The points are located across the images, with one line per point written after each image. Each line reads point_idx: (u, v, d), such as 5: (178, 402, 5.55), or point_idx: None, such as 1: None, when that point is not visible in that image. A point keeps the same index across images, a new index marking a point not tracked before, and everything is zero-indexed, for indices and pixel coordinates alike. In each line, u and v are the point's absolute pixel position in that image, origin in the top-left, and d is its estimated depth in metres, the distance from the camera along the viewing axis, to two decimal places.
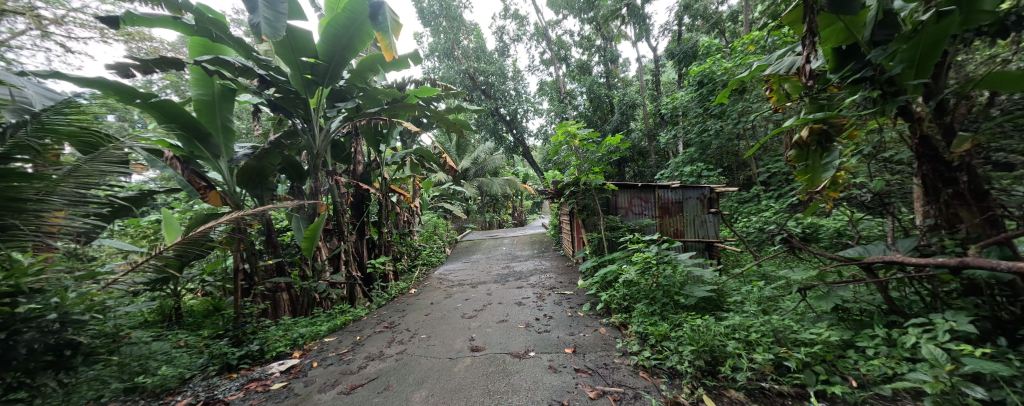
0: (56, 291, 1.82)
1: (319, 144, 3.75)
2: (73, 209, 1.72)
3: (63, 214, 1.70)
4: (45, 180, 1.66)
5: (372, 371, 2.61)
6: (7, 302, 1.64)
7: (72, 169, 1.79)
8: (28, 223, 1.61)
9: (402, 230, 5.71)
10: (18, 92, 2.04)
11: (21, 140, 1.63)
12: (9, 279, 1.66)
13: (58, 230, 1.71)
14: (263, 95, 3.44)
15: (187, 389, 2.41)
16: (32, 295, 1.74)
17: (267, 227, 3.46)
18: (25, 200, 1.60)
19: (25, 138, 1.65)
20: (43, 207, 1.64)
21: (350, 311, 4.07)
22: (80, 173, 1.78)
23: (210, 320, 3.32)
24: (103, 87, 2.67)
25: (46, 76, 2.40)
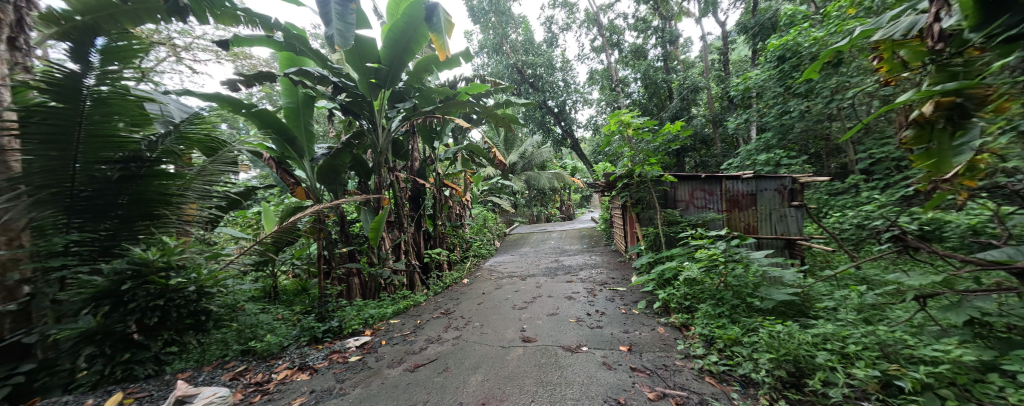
0: (194, 267, 2.33)
1: (382, 142, 4.07)
2: (200, 202, 2.37)
3: (194, 205, 2.36)
4: (183, 179, 2.30)
5: (432, 353, 2.80)
6: (163, 275, 2.17)
7: (200, 170, 2.38)
8: (174, 213, 2.33)
9: (455, 223, 6.00)
10: (163, 107, 2.53)
11: (167, 147, 2.24)
12: (164, 256, 2.21)
13: (192, 217, 2.41)
14: (337, 100, 3.87)
15: (286, 354, 2.81)
16: (179, 270, 2.27)
17: (340, 218, 3.85)
18: (171, 194, 2.27)
19: (170, 146, 2.25)
20: (181, 200, 2.30)
21: (410, 297, 4.42)
22: (205, 172, 2.39)
23: (299, 298, 3.86)
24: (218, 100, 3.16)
25: (179, 93, 2.93)
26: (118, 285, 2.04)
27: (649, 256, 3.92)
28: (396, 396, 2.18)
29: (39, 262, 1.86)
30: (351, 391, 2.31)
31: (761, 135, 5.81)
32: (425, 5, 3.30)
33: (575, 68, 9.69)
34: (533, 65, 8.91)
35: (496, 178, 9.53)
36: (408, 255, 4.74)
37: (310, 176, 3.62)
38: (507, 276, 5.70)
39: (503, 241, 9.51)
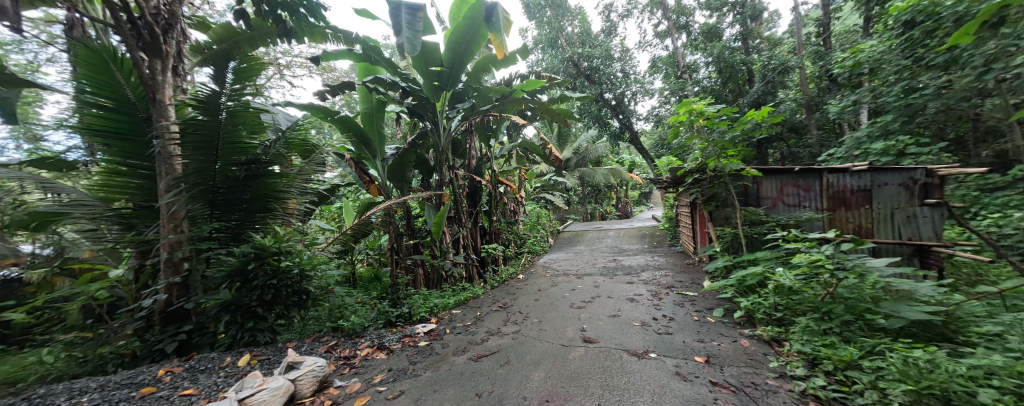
0: (296, 253, 2.84)
1: (443, 141, 4.34)
2: (298, 199, 2.92)
3: (294, 202, 2.93)
4: (287, 179, 2.86)
5: (494, 345, 2.89)
6: (274, 259, 2.72)
7: (301, 170, 2.92)
8: (281, 207, 2.93)
9: (510, 219, 6.16)
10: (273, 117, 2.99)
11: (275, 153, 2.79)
12: (275, 243, 2.76)
13: (293, 211, 2.99)
14: (405, 103, 4.21)
15: (366, 335, 3.17)
16: (287, 255, 2.81)
17: (408, 214, 4.20)
18: (279, 193, 2.87)
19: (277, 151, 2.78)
20: (286, 197, 2.88)
21: (470, 289, 4.69)
22: (303, 173, 2.90)
23: (373, 285, 4.36)
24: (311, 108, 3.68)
25: (283, 105, 3.42)
26: (245, 265, 2.66)
27: (723, 259, 3.53)
28: (463, 383, 2.29)
29: (194, 244, 2.54)
30: (422, 373, 2.49)
31: (873, 120, 4.84)
32: (485, 6, 3.37)
33: (635, 56, 9.11)
34: (589, 57, 8.50)
35: (549, 175, 9.49)
36: (467, 249, 4.97)
37: (381, 174, 3.98)
38: (563, 275, 5.63)
39: (556, 239, 9.42)
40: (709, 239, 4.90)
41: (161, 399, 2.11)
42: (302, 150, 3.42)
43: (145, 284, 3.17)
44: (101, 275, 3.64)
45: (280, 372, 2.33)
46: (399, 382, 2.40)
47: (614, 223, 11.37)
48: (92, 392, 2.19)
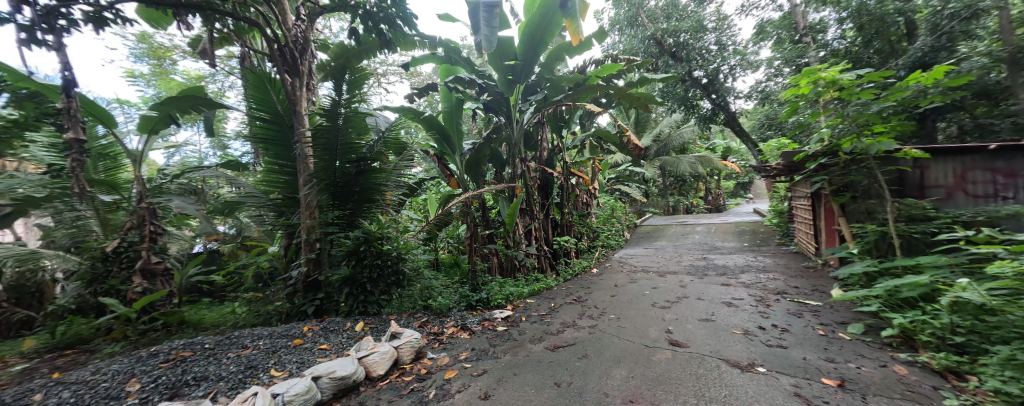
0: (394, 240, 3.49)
1: (516, 135, 4.98)
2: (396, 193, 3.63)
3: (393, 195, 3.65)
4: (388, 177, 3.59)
5: (570, 337, 2.90)
6: (379, 243, 3.41)
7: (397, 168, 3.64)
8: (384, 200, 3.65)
9: (582, 213, 6.45)
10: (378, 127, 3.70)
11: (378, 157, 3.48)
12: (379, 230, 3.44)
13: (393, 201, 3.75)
14: (481, 100, 4.98)
15: (451, 314, 3.75)
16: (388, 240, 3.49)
17: (483, 206, 4.91)
18: None
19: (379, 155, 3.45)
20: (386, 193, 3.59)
21: (542, 280, 5.05)
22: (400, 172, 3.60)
23: (457, 269, 5.16)
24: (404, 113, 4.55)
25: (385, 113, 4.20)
26: (359, 246, 3.41)
27: (862, 264, 2.85)
28: (542, 371, 2.35)
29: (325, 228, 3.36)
30: (502, 356, 2.68)
31: None
32: None
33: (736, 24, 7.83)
34: (675, 32, 7.63)
35: (626, 165, 9.00)
36: (540, 241, 5.42)
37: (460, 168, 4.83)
38: (641, 272, 5.31)
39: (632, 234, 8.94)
40: (838, 238, 4.02)
41: (307, 349, 2.80)
42: (396, 149, 4.36)
43: (290, 258, 4.01)
44: (262, 250, 4.75)
45: (386, 340, 2.78)
46: (481, 361, 2.63)
47: (702, 218, 10.26)
48: (265, 338, 3.00)
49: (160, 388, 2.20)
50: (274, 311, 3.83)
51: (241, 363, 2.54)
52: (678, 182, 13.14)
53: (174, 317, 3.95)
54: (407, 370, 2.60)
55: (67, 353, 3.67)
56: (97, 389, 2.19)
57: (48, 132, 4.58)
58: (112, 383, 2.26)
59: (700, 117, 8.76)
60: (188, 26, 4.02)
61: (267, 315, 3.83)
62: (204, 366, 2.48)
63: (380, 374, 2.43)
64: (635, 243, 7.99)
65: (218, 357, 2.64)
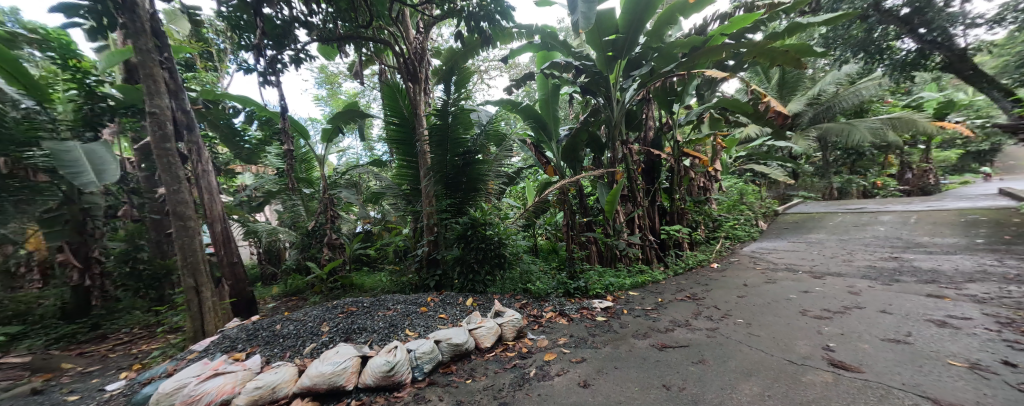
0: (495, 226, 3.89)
1: (616, 115, 4.72)
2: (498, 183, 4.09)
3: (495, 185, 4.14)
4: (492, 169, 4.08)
5: (681, 338, 2.68)
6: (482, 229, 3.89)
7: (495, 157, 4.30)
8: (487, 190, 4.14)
9: (698, 198, 5.72)
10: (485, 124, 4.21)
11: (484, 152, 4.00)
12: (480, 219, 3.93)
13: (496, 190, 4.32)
14: (578, 82, 4.85)
15: (550, 300, 3.94)
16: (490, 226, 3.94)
17: (580, 193, 4.95)
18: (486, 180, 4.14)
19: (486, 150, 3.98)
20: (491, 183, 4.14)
21: (647, 272, 4.74)
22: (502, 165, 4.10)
23: (552, 257, 5.30)
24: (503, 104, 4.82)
25: (491, 108, 4.68)
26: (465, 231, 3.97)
27: None
28: (648, 369, 2.23)
29: (442, 215, 3.99)
30: (602, 347, 2.69)
31: None
32: None
33: None
34: None
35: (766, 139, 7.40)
36: (644, 231, 5.09)
37: (556, 156, 4.92)
38: (786, 271, 4.29)
39: (769, 224, 7.44)
40: None
41: (431, 316, 3.33)
42: (497, 141, 4.77)
43: (417, 239, 4.83)
44: (399, 231, 5.80)
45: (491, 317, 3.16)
46: (579, 349, 2.69)
47: (892, 204, 7.57)
48: (403, 303, 3.70)
49: (340, 332, 2.98)
50: (407, 281, 4.62)
51: (387, 320, 3.21)
52: (853, 156, 9.98)
53: (346, 280, 5.29)
54: (510, 347, 2.86)
55: (293, 298, 5.31)
56: (305, 325, 3.15)
57: (275, 146, 6.61)
58: (313, 323, 3.19)
59: (889, 65, 6.34)
60: (345, 54, 5.16)
61: (402, 285, 4.65)
62: (364, 319, 3.22)
63: (488, 347, 2.77)
64: (781, 235, 6.47)
65: (373, 314, 3.38)
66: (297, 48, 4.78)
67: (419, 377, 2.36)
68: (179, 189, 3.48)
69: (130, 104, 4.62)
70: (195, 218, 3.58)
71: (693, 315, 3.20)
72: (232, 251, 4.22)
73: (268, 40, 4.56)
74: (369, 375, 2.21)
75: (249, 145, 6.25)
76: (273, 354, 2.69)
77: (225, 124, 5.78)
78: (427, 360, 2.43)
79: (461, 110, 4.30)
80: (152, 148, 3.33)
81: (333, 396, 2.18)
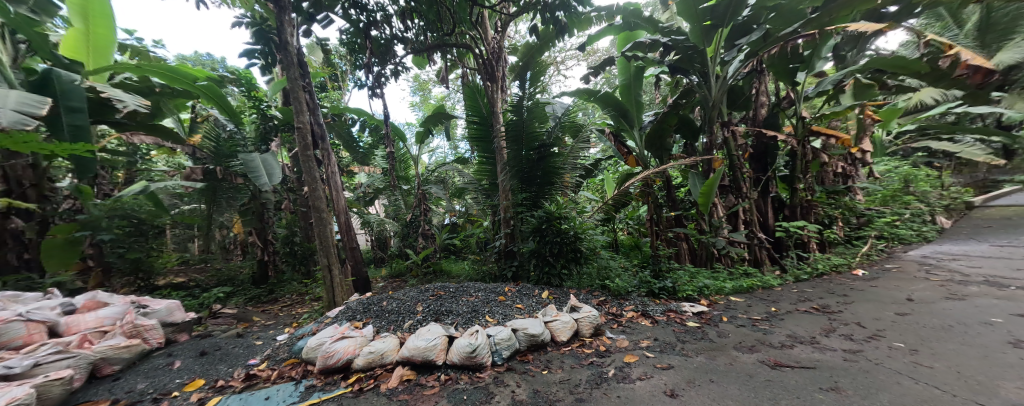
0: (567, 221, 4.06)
1: (714, 94, 4.19)
2: (569, 174, 4.51)
3: (567, 177, 4.57)
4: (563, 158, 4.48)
5: (802, 357, 2.25)
6: (557, 223, 3.97)
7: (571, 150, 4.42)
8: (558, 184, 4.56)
9: (832, 189, 4.65)
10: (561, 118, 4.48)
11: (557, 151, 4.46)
12: (553, 213, 4.11)
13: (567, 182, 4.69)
14: (666, 61, 4.27)
15: (632, 299, 3.74)
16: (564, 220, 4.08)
17: (667, 184, 4.58)
18: (559, 170, 4.51)
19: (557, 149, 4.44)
20: (562, 176, 4.55)
21: (756, 276, 4.10)
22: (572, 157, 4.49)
23: (635, 253, 4.99)
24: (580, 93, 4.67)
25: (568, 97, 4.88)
26: (540, 224, 4.09)
27: None
28: (754, 388, 1.94)
29: (519, 208, 4.42)
30: (694, 356, 2.45)
31: None
32: None
33: None
34: None
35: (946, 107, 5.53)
36: (751, 227, 4.41)
37: (639, 144, 4.59)
38: (985, 286, 3.12)
39: (949, 220, 5.58)
40: None
41: (509, 305, 3.49)
42: (573, 132, 4.69)
43: (495, 231, 5.07)
44: (480, 223, 6.17)
45: (568, 312, 3.13)
46: (665, 354, 2.51)
47: None
48: (484, 290, 3.87)
49: (431, 312, 3.33)
50: (488, 270, 4.84)
51: (470, 305, 3.45)
52: None
53: (437, 266, 5.90)
54: (587, 343, 2.81)
55: (396, 280, 6.15)
56: (404, 302, 3.64)
57: (383, 149, 7.70)
58: (410, 301, 3.63)
59: None
60: (434, 62, 5.62)
61: (483, 274, 4.96)
62: (450, 302, 3.51)
63: (563, 340, 2.77)
64: (976, 237, 4.71)
65: (459, 298, 3.66)
66: (396, 62, 5.45)
67: (499, 361, 2.48)
68: (314, 187, 4.41)
69: (287, 122, 5.98)
70: (325, 210, 4.48)
71: (826, 332, 2.62)
72: (353, 238, 5.07)
73: (376, 58, 5.30)
74: (455, 354, 2.42)
75: (363, 149, 7.35)
76: (382, 326, 3.19)
77: (346, 133, 6.96)
78: (506, 346, 2.53)
79: (537, 104, 4.33)
80: (299, 154, 4.33)
81: (426, 368, 2.47)
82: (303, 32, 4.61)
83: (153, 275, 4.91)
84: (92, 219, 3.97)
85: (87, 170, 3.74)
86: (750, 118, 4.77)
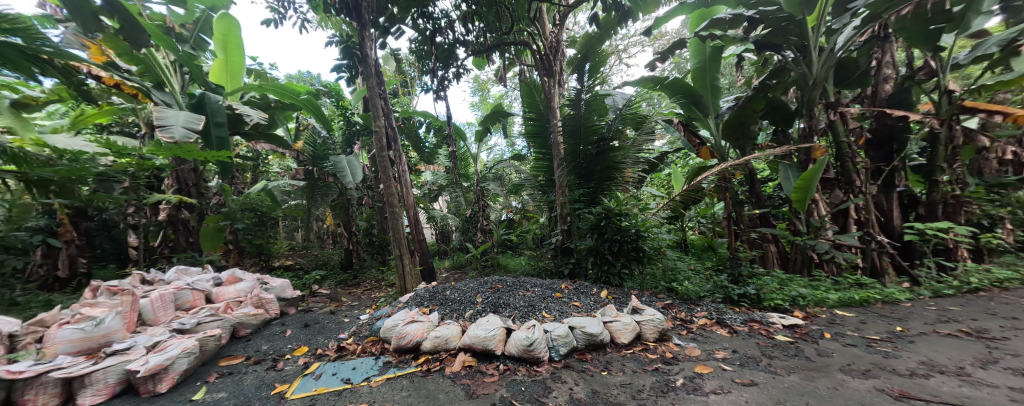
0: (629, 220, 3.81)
1: (817, 70, 3.57)
2: (632, 167, 4.24)
3: (629, 171, 4.30)
4: (625, 152, 4.22)
5: (944, 390, 1.81)
6: (617, 220, 3.80)
7: (633, 143, 4.19)
8: (618, 179, 4.33)
9: (992, 181, 3.64)
10: (624, 108, 4.19)
11: (619, 144, 4.21)
12: (613, 210, 3.90)
13: (629, 177, 4.42)
14: (751, 38, 3.74)
15: (704, 305, 3.41)
16: (627, 217, 3.87)
17: (750, 177, 4.10)
18: (620, 164, 4.28)
19: (618, 143, 4.19)
20: (622, 170, 4.31)
21: (872, 287, 3.42)
22: (635, 150, 4.21)
23: (707, 254, 4.52)
24: (645, 80, 4.35)
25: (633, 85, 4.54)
26: (598, 221, 3.95)
27: None
28: None
29: (575, 206, 4.26)
30: (785, 374, 2.14)
31: None
32: None
33: None
34: None
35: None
36: (866, 228, 3.66)
37: (715, 134, 4.12)
38: None
39: None
40: None
41: (565, 302, 3.45)
42: (635, 124, 4.42)
43: (552, 227, 5.01)
44: (536, 219, 6.18)
45: (629, 313, 2.98)
46: (746, 369, 2.25)
47: None
48: (540, 286, 3.87)
49: (489, 304, 3.46)
50: (543, 267, 4.80)
51: (527, 300, 3.50)
52: None
53: (494, 260, 6.09)
54: (651, 348, 2.65)
55: (457, 271, 6.52)
56: (465, 292, 3.83)
57: (446, 148, 8.17)
58: (470, 292, 3.81)
59: None
60: (493, 61, 5.74)
61: (539, 270, 4.96)
62: (508, 296, 3.61)
63: (624, 343, 2.64)
64: None
65: (517, 292, 3.71)
66: (458, 64, 5.70)
67: (556, 357, 2.46)
68: (388, 185, 4.89)
69: (367, 127, 6.71)
70: (398, 206, 4.93)
71: (980, 363, 2.06)
72: (420, 231, 5.49)
73: (440, 62, 5.62)
74: (513, 346, 2.45)
75: (428, 149, 7.87)
76: (445, 314, 3.39)
77: (414, 134, 7.55)
78: (562, 343, 2.50)
79: (596, 97, 4.16)
80: (377, 155, 4.84)
81: (486, 357, 2.53)
82: (381, 45, 5.12)
83: (272, 258, 5.95)
84: (231, 211, 4.95)
85: (228, 171, 4.70)
86: (867, 98, 3.91)
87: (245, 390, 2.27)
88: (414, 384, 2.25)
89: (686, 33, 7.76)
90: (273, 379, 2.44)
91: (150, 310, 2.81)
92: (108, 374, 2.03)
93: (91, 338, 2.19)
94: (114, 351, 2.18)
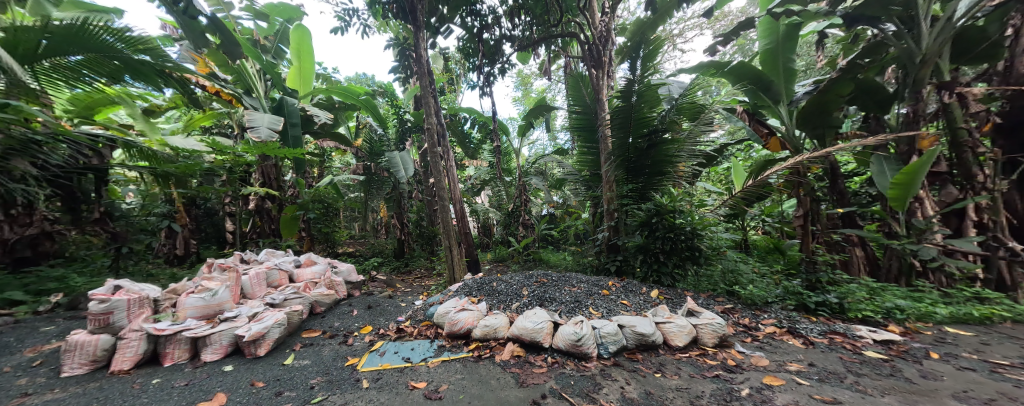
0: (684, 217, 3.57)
1: (926, 43, 3.01)
2: (687, 160, 3.98)
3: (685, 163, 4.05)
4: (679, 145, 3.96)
5: None
6: (671, 217, 3.58)
7: (689, 134, 3.92)
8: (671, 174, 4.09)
9: None
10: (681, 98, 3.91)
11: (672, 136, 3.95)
12: (666, 206, 3.69)
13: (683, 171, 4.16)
14: (838, 12, 3.27)
15: (773, 311, 3.10)
16: (681, 214, 3.62)
17: (831, 171, 3.62)
18: (673, 157, 4.03)
19: (673, 135, 3.93)
20: (676, 163, 4.05)
21: (994, 301, 2.86)
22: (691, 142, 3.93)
23: (774, 256, 4.09)
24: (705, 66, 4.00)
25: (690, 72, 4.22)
26: (649, 218, 3.76)
27: None
28: None
29: (624, 201, 4.09)
30: (880, 395, 1.87)
31: None
32: None
33: None
34: None
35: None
36: (989, 232, 3.05)
37: (787, 122, 3.68)
38: None
39: None
40: None
41: (613, 300, 3.36)
42: (692, 114, 4.12)
43: (597, 223, 4.88)
44: (580, 214, 6.04)
45: (684, 315, 2.82)
46: (827, 386, 2.01)
47: None
48: (586, 282, 3.79)
49: (534, 298, 3.48)
50: (588, 264, 4.69)
51: (573, 296, 3.47)
52: None
53: (536, 255, 6.09)
54: (709, 354, 2.48)
55: (499, 264, 6.65)
56: (510, 284, 3.90)
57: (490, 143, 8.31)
58: (515, 285, 3.86)
59: None
60: (538, 55, 5.67)
61: (583, 266, 4.87)
62: (553, 291, 3.59)
63: (679, 345, 2.51)
64: None
65: (562, 287, 3.68)
66: (504, 60, 5.74)
67: (605, 354, 2.41)
68: (438, 179, 5.11)
69: (418, 124, 7.05)
70: (446, 199, 5.13)
71: None
72: (466, 224, 5.67)
73: (486, 59, 5.70)
74: (560, 340, 2.45)
75: (473, 144, 7.96)
76: (492, 305, 3.49)
77: (460, 130, 7.78)
78: (612, 340, 2.44)
79: (649, 86, 3.92)
80: (429, 151, 5.08)
81: (533, 348, 2.56)
82: (433, 45, 5.35)
83: (336, 245, 6.54)
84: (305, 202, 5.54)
85: (303, 167, 5.25)
86: (998, 74, 3.21)
87: (324, 359, 2.54)
88: (467, 368, 2.35)
89: (749, 12, 7.02)
90: (345, 353, 2.69)
91: (250, 285, 3.28)
92: (222, 336, 2.41)
93: (209, 305, 2.59)
94: (225, 318, 2.58)
